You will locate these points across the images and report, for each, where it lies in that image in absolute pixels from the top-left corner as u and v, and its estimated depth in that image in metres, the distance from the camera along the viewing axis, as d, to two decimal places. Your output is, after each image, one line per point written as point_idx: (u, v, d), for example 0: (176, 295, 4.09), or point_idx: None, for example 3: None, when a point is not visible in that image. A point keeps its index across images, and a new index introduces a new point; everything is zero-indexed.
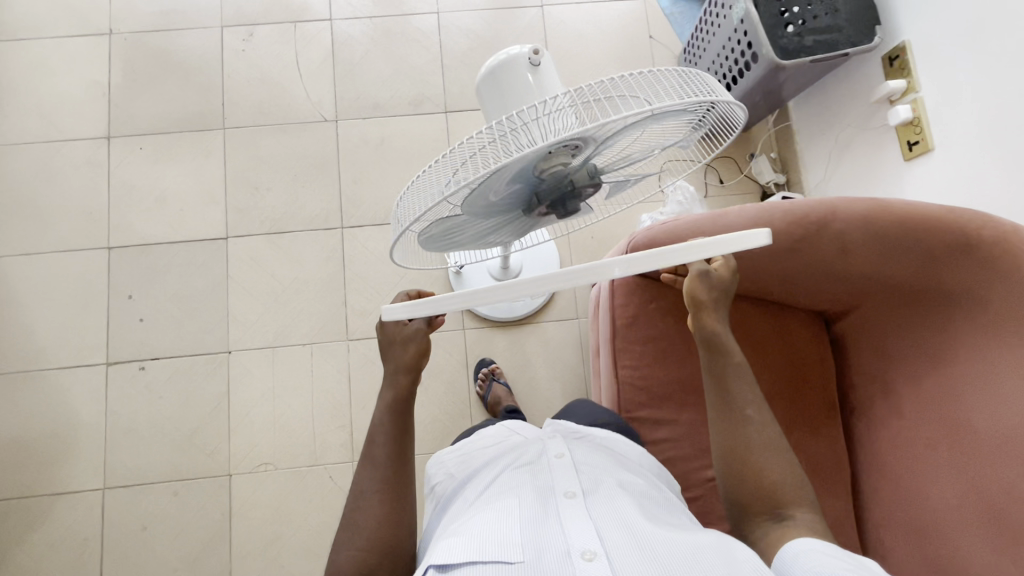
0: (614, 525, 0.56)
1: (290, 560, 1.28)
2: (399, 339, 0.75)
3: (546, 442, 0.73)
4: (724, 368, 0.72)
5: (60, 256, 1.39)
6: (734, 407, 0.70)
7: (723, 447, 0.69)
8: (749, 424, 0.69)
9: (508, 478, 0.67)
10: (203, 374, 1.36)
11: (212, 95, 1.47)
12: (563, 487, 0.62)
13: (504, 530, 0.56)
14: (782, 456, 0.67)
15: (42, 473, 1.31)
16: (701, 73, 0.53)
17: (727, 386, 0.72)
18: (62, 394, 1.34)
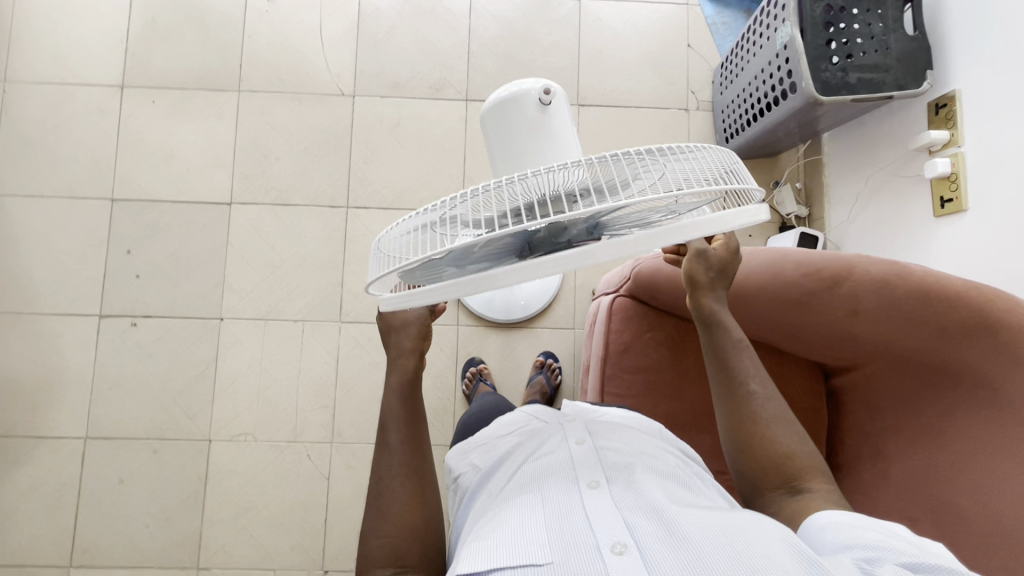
0: (642, 515, 0.54)
1: (260, 531, 1.30)
2: (397, 324, 0.71)
3: (565, 428, 0.71)
4: (722, 342, 0.72)
5: (64, 201, 1.38)
6: (736, 385, 0.68)
7: (730, 421, 0.67)
8: (753, 399, 0.67)
9: (528, 468, 0.64)
10: (193, 337, 1.36)
11: (231, 55, 1.43)
12: (586, 478, 0.60)
13: (531, 529, 0.53)
14: (792, 432, 0.65)
15: (28, 414, 1.32)
16: (722, 151, 0.50)
17: (726, 361, 0.70)
18: (53, 339, 1.34)
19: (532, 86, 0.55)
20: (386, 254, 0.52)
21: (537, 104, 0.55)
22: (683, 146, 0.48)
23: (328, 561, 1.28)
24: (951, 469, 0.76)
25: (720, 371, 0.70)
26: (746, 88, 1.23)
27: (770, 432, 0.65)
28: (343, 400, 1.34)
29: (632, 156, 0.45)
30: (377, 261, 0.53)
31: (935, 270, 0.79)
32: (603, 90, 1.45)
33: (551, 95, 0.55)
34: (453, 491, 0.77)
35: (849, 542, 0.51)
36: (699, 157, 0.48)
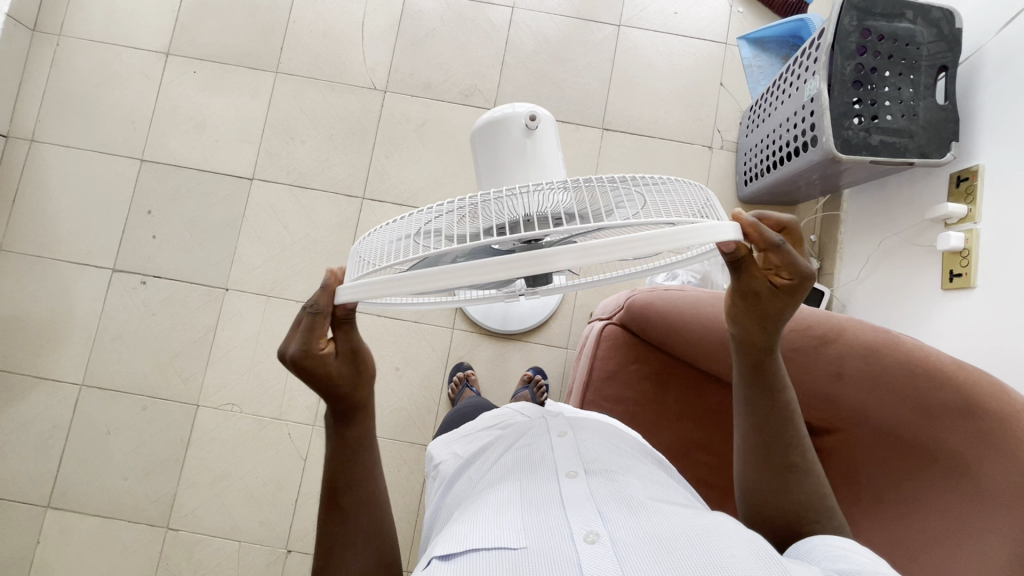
0: (617, 508, 0.53)
1: (232, 501, 1.32)
2: (330, 376, 0.57)
3: (547, 420, 0.70)
4: (771, 405, 0.61)
5: (96, 156, 1.44)
6: (777, 450, 0.61)
7: (757, 485, 0.62)
8: (791, 471, 0.61)
9: (512, 458, 0.64)
10: (197, 303, 1.39)
11: (274, 37, 1.47)
12: (564, 468, 0.59)
13: (509, 515, 0.53)
14: (822, 506, 0.60)
15: (30, 354, 1.37)
16: (701, 186, 0.51)
17: (771, 426, 0.61)
18: (67, 286, 1.39)
19: (520, 110, 0.57)
20: (360, 254, 0.53)
21: (524, 129, 0.57)
22: (658, 179, 0.48)
23: (294, 541, 1.30)
24: (915, 544, 0.74)
25: (757, 433, 0.62)
26: (771, 134, 1.23)
27: (796, 506, 0.60)
28: None
29: (609, 184, 0.46)
30: (354, 264, 0.54)
31: (926, 344, 0.78)
32: (629, 117, 1.45)
33: (538, 121, 0.57)
34: (432, 476, 0.77)
35: (832, 559, 0.49)
36: (671, 192, 0.49)
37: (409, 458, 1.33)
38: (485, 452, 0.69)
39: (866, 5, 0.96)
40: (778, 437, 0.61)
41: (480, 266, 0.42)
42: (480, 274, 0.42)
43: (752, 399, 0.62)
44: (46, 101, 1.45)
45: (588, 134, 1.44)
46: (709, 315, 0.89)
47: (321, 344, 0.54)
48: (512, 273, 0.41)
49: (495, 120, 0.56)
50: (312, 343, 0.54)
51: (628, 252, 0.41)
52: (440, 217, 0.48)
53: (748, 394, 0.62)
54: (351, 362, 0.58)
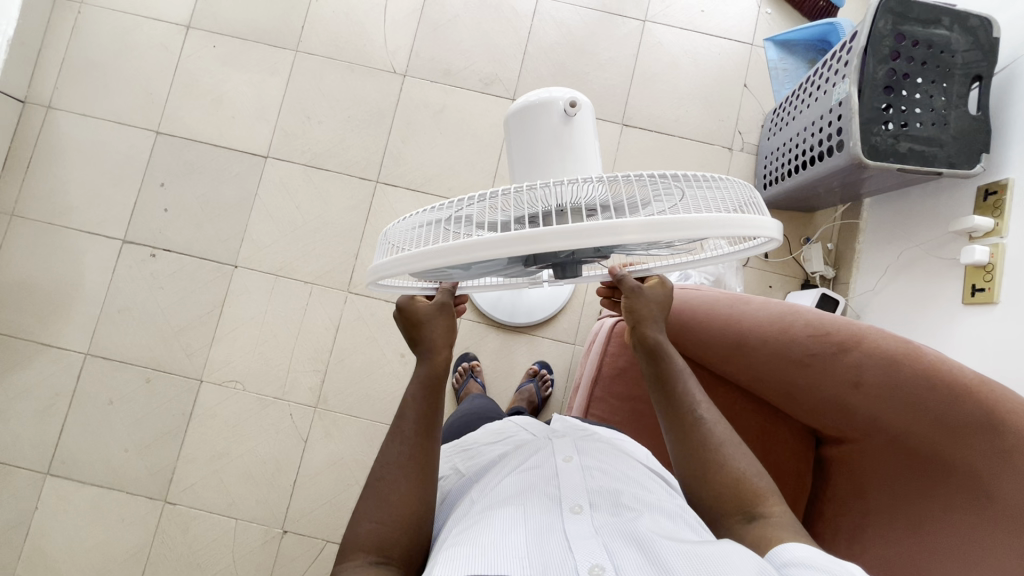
0: (624, 544, 0.52)
1: (231, 477, 1.32)
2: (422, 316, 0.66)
3: (553, 445, 0.70)
4: (663, 372, 0.67)
5: (111, 126, 1.43)
6: (680, 407, 0.65)
7: (682, 449, 0.63)
8: (700, 423, 0.64)
9: (510, 479, 0.63)
10: (206, 278, 1.39)
11: (296, 15, 1.46)
12: (569, 501, 0.58)
13: (511, 539, 0.52)
14: (733, 447, 0.62)
15: (38, 319, 1.37)
16: (743, 184, 0.50)
17: (671, 389, 0.66)
18: (76, 255, 1.39)
19: (558, 95, 0.55)
20: (390, 240, 0.53)
21: (562, 115, 0.55)
22: (704, 177, 0.47)
23: (290, 521, 1.30)
24: (926, 562, 0.72)
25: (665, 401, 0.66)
26: (794, 139, 1.21)
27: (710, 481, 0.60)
28: (336, 368, 1.36)
29: (653, 181, 0.45)
30: (381, 251, 0.54)
31: (948, 358, 0.76)
32: (649, 114, 1.43)
33: (576, 108, 0.55)
34: None
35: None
36: (719, 190, 0.48)
37: None
38: (482, 475, 0.69)
39: (904, 9, 0.94)
40: (685, 418, 0.64)
41: (517, 236, 0.40)
42: (516, 244, 0.41)
43: (655, 390, 0.67)
44: (64, 69, 1.44)
45: (607, 129, 1.43)
46: (728, 315, 0.88)
47: (415, 298, 0.68)
48: (554, 246, 0.40)
49: (533, 107, 0.55)
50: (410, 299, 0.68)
51: (672, 234, 0.40)
52: (474, 207, 0.47)
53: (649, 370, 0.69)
54: (438, 312, 0.66)
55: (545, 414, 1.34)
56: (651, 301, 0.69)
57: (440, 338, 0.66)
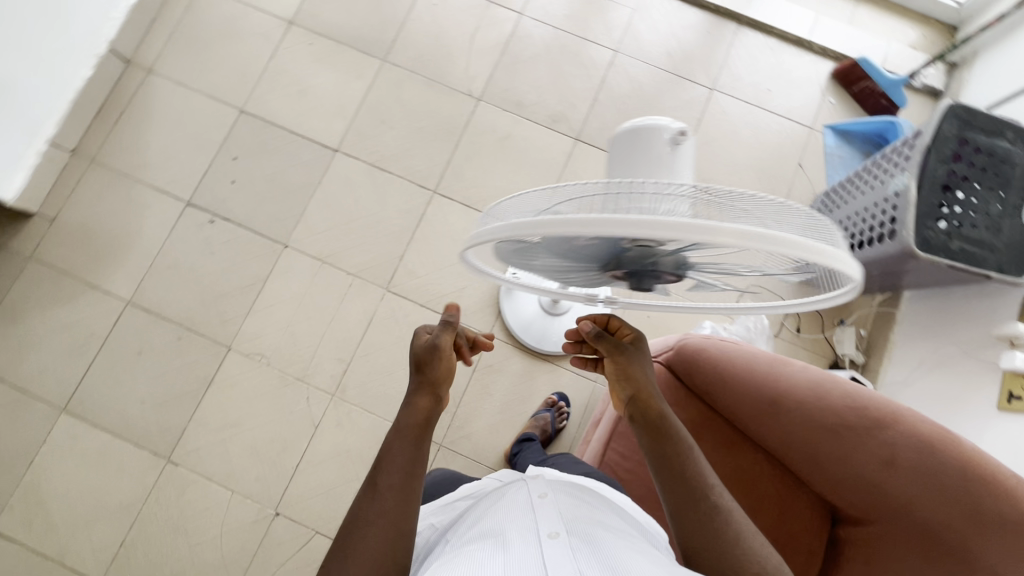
0: (598, 564, 0.56)
1: (236, 449, 1.33)
2: (426, 361, 0.70)
3: (528, 485, 0.75)
4: (670, 452, 0.66)
5: (201, 97, 1.53)
6: (692, 488, 0.64)
7: (693, 535, 0.61)
8: (714, 510, 0.62)
9: (489, 517, 0.68)
10: (255, 252, 1.44)
11: (390, 29, 1.57)
12: (545, 529, 0.62)
13: (489, 566, 0.55)
14: (745, 538, 0.61)
15: (91, 261, 1.43)
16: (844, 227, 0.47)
17: (677, 466, 0.65)
18: (141, 208, 1.46)
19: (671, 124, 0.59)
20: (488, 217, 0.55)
21: (669, 142, 0.59)
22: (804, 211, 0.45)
23: (287, 502, 1.29)
24: None
25: (674, 483, 0.64)
26: (843, 222, 1.24)
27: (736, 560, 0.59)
28: (360, 360, 1.38)
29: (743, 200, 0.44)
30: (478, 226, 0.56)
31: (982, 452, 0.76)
32: (703, 175, 1.49)
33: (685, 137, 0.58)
34: None
35: None
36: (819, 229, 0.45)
37: None
38: (462, 519, 0.73)
39: (969, 117, 0.99)
40: (697, 497, 0.63)
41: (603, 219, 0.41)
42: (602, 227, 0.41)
43: (661, 472, 0.66)
44: (172, 40, 1.56)
45: None
46: (769, 375, 0.88)
47: (420, 334, 0.74)
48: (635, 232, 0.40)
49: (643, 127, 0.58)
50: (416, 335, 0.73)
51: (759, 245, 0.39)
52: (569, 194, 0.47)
53: (652, 449, 0.68)
54: (432, 354, 0.71)
55: (556, 446, 1.34)
56: (638, 365, 0.73)
57: (432, 377, 0.70)
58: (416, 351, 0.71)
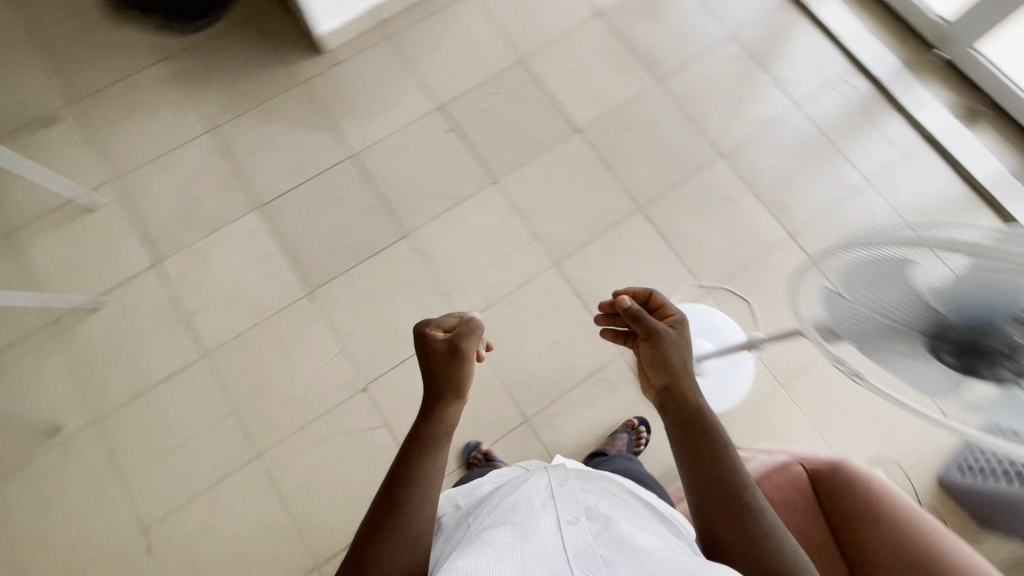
0: (616, 550, 0.60)
1: (365, 318, 1.43)
2: (441, 371, 0.70)
3: (548, 472, 0.79)
4: (702, 444, 0.68)
5: (495, 32, 1.69)
6: (722, 478, 0.65)
7: (722, 523, 0.63)
8: (748, 505, 0.64)
9: (505, 506, 0.71)
10: (468, 174, 1.56)
11: (675, 61, 1.67)
12: (565, 515, 0.66)
13: (511, 552, 0.59)
14: (772, 536, 0.62)
15: (343, 109, 1.61)
16: None
17: (706, 458, 0.67)
18: (401, 91, 1.64)
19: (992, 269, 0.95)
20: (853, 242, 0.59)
21: None
22: None
23: (380, 384, 1.38)
24: None
25: (704, 471, 0.66)
26: None
27: (762, 557, 0.61)
28: (500, 310, 1.44)
29: None
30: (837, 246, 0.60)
31: None
32: None
33: None
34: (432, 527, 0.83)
35: None
36: None
37: (504, 411, 1.37)
38: (482, 506, 0.77)
39: None
40: (726, 486, 0.65)
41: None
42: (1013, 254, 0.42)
43: (690, 461, 0.68)
44: None
45: None
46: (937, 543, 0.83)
47: (431, 334, 0.73)
48: None
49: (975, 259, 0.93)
50: (425, 337, 0.73)
51: None
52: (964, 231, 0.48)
53: (680, 437, 0.70)
54: (450, 358, 0.71)
55: None
56: (672, 351, 0.75)
57: (455, 381, 0.70)
58: (429, 356, 0.72)
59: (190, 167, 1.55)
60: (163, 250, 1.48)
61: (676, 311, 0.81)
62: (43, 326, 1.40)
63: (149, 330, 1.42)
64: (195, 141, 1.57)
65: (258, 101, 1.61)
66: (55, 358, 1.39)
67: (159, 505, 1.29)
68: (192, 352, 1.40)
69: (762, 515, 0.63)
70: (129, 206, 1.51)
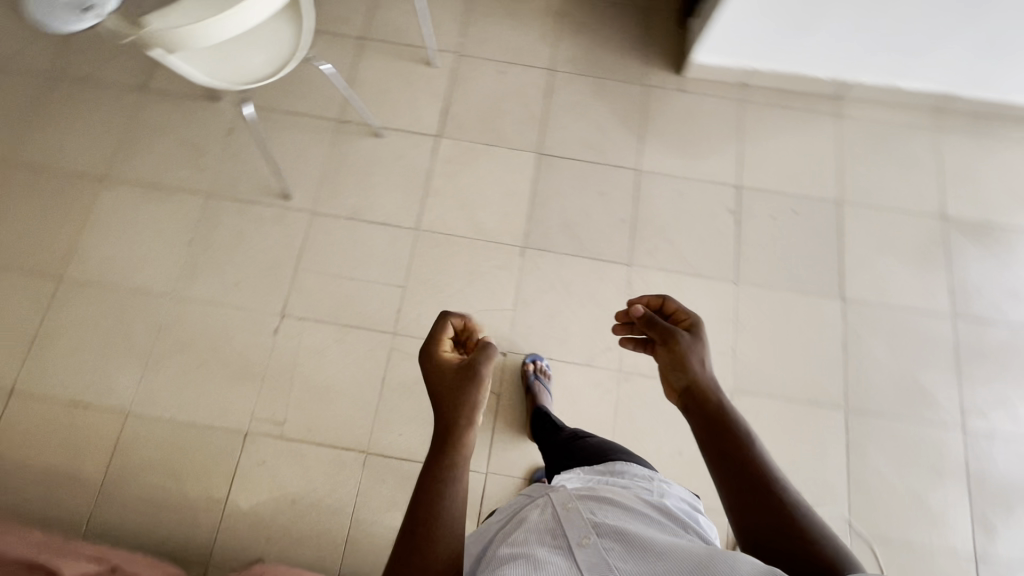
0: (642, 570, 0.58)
1: (547, 302, 1.46)
2: (439, 379, 0.65)
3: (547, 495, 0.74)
4: (721, 442, 0.68)
5: (834, 162, 1.61)
6: (747, 470, 0.66)
7: (748, 513, 0.63)
8: (771, 492, 0.64)
9: (513, 535, 0.67)
10: (718, 258, 1.51)
11: (984, 309, 1.49)
12: (577, 538, 0.64)
13: None
14: (797, 520, 0.62)
15: (658, 130, 1.63)
16: None
17: (729, 452, 0.67)
18: (716, 150, 1.62)
19: None
20: None
21: None
22: None
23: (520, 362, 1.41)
24: None
25: (727, 467, 0.67)
26: None
27: (804, 551, 0.60)
28: (657, 391, 1.40)
29: None
30: None
31: None
32: None
33: None
34: None
35: None
36: None
37: None
38: (489, 543, 0.71)
39: None
40: (751, 474, 0.65)
41: None
42: None
43: (710, 454, 0.69)
44: (873, 119, 1.66)
45: None
46: None
47: (438, 351, 0.67)
48: None
49: None
50: (432, 354, 0.67)
51: None
52: None
53: (700, 432, 0.71)
54: (461, 371, 0.64)
55: None
56: (693, 354, 0.75)
57: (464, 403, 0.62)
58: (426, 370, 0.66)
59: (514, 85, 1.66)
60: (449, 130, 1.60)
61: (682, 304, 0.81)
62: (333, 120, 1.58)
63: (394, 181, 1.55)
64: (532, 69, 1.68)
65: (600, 75, 1.68)
66: (322, 148, 1.56)
67: (304, 310, 1.42)
68: (410, 222, 1.51)
69: (796, 510, 0.63)
70: (451, 80, 1.65)
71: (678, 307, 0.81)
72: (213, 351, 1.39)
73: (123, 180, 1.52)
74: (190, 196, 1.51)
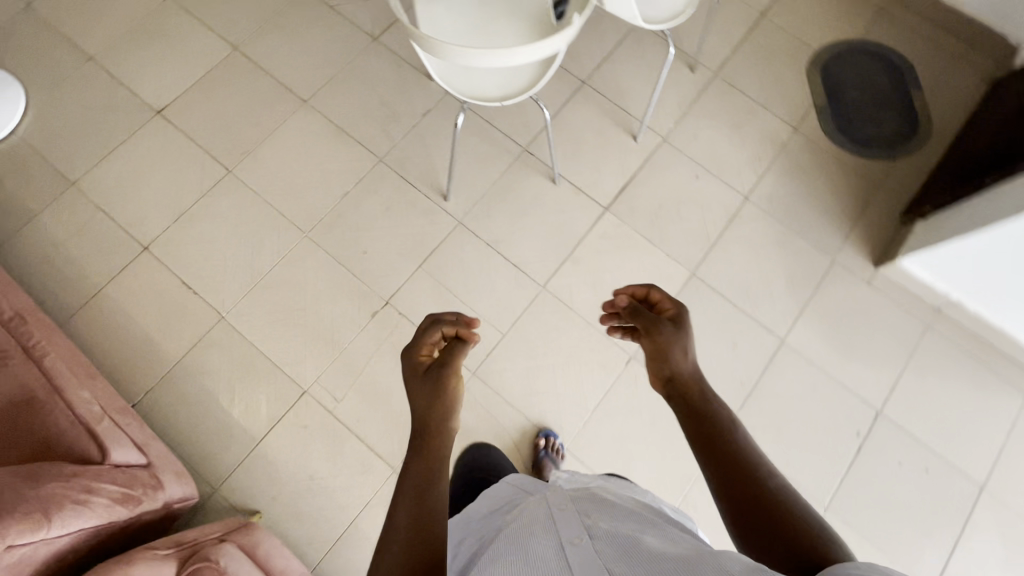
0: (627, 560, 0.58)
1: (628, 421, 1.39)
2: (416, 376, 0.71)
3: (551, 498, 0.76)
4: (703, 435, 0.66)
5: (999, 438, 1.41)
6: (732, 461, 0.63)
7: (736, 503, 0.61)
8: (753, 482, 0.62)
9: (511, 530, 0.70)
10: (821, 472, 1.37)
11: None
12: (569, 534, 0.65)
13: None
14: (784, 511, 0.60)
15: (824, 309, 1.50)
16: None
17: (711, 446, 0.65)
18: (875, 361, 1.46)
19: None
20: None
21: None
22: None
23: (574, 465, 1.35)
24: None
25: (710, 458, 0.65)
26: None
27: (800, 545, 0.57)
28: None
29: None
30: None
31: None
32: None
33: None
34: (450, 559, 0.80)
35: None
36: None
37: None
38: (492, 537, 0.74)
39: None
40: (736, 469, 0.63)
41: None
42: None
43: (696, 448, 0.66)
44: None
45: None
46: None
47: (418, 355, 0.73)
48: None
49: None
50: (413, 358, 0.72)
51: None
52: None
53: (687, 427, 0.69)
54: (436, 370, 0.70)
55: None
56: (677, 344, 0.72)
57: (441, 395, 0.69)
58: (404, 366, 0.73)
59: (702, 195, 1.58)
60: (619, 208, 1.55)
61: (669, 294, 0.77)
62: (520, 147, 1.58)
63: (546, 230, 1.52)
64: (727, 187, 1.59)
65: (791, 227, 1.57)
66: (498, 167, 1.57)
67: (409, 308, 1.43)
68: (541, 277, 1.48)
69: (792, 502, 0.60)
70: (645, 162, 1.60)
71: (664, 295, 0.77)
72: (317, 302, 1.43)
73: (321, 111, 1.60)
74: (366, 154, 1.57)
